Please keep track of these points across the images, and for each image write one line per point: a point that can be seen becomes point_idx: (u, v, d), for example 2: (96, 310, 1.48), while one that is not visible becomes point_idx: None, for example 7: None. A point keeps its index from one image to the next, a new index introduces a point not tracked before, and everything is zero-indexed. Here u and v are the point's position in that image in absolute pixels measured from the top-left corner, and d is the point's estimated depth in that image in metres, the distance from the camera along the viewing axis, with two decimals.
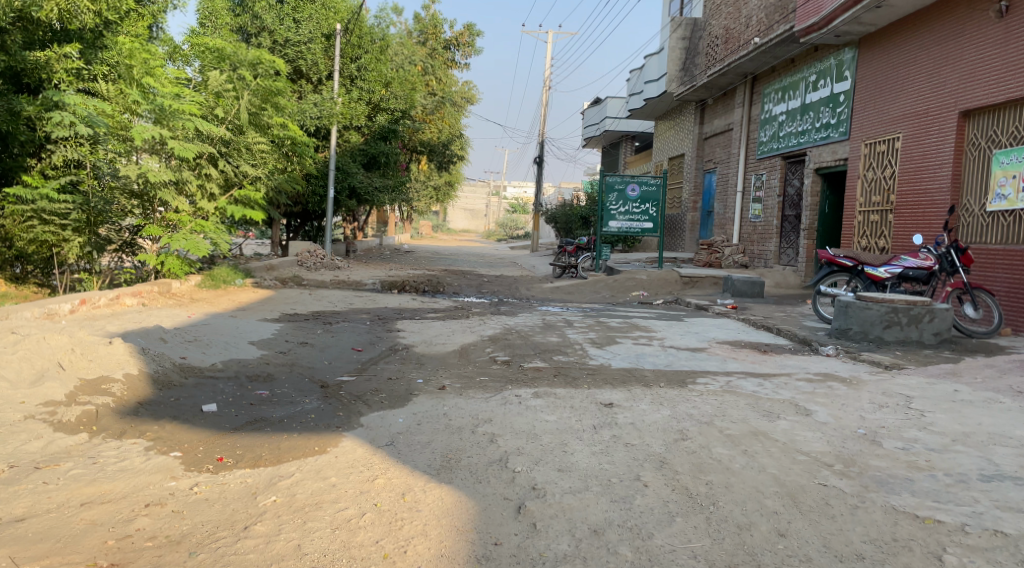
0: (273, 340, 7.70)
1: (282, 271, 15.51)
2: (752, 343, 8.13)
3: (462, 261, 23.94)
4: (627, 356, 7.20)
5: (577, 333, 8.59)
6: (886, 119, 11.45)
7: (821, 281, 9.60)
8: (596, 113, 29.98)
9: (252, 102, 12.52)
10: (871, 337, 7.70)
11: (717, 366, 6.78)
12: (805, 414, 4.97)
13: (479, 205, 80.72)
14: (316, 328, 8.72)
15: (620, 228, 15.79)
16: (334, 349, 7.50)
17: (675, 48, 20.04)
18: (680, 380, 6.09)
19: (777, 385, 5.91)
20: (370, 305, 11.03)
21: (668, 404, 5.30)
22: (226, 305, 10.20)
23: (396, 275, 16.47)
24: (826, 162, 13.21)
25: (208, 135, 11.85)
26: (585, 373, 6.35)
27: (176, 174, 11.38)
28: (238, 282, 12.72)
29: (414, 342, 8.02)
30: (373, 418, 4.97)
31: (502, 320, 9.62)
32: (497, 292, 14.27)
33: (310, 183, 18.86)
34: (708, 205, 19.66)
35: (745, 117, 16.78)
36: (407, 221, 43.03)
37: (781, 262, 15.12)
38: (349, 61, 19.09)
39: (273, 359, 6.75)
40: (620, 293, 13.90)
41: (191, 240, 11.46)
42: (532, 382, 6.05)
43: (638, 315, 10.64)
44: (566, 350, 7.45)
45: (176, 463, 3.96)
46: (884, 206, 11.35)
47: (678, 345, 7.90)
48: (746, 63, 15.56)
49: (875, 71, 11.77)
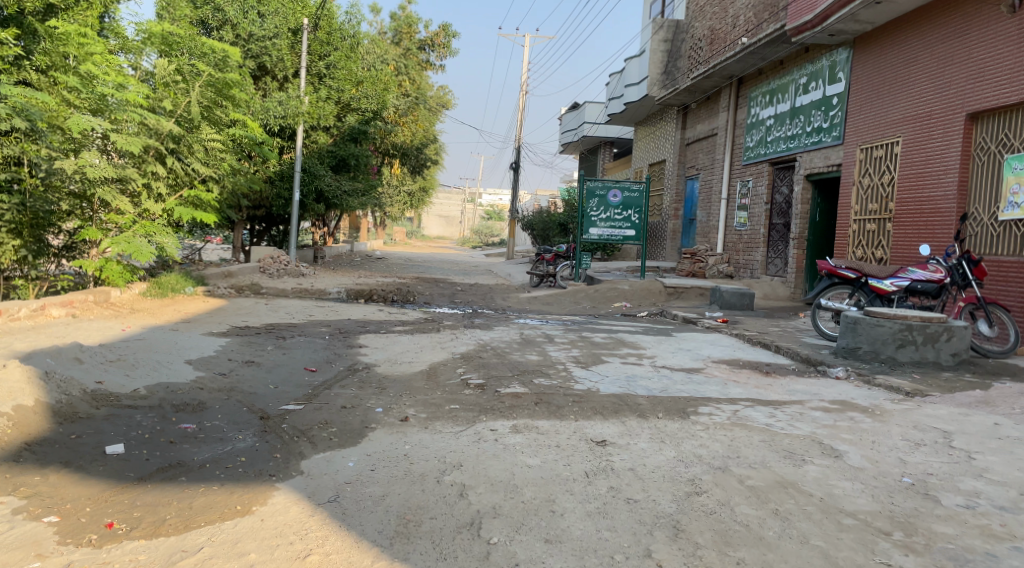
0: (213, 359, 6.77)
1: (241, 278, 14.49)
2: (750, 363, 7.37)
3: (435, 269, 23.01)
4: (617, 379, 6.38)
5: (558, 350, 7.77)
6: (883, 122, 10.83)
7: (821, 294, 8.86)
8: (574, 118, 29.29)
9: (204, 94, 11.55)
10: (883, 357, 6.97)
11: (717, 391, 6.00)
12: (834, 456, 4.19)
13: (454, 212, 79.95)
14: (267, 344, 7.79)
15: (601, 235, 15.04)
16: (283, 369, 6.59)
17: (656, 50, 19.37)
18: (680, 410, 5.29)
19: (792, 416, 5.13)
20: (332, 317, 10.11)
21: (671, 442, 4.48)
22: (170, 317, 9.22)
23: (364, 283, 15.56)
24: (817, 168, 12.56)
25: (156, 129, 10.87)
26: (571, 400, 5.52)
27: (120, 170, 10.35)
28: (188, 291, 11.75)
29: (377, 360, 7.13)
30: (316, 461, 4.08)
31: (475, 335, 8.76)
32: (470, 302, 13.41)
33: (274, 186, 17.80)
34: (690, 212, 18.99)
35: (730, 121, 16.13)
36: (379, 226, 41.96)
37: (768, 272, 14.45)
38: (317, 59, 18.13)
39: (209, 382, 5.83)
40: (601, 304, 13.13)
41: (133, 243, 10.47)
42: (510, 412, 5.21)
43: (621, 329, 9.84)
44: (548, 371, 6.62)
45: (48, 533, 3.12)
46: (882, 214, 10.70)
47: (671, 365, 7.10)
48: (732, 65, 14.92)
49: (872, 72, 11.16)
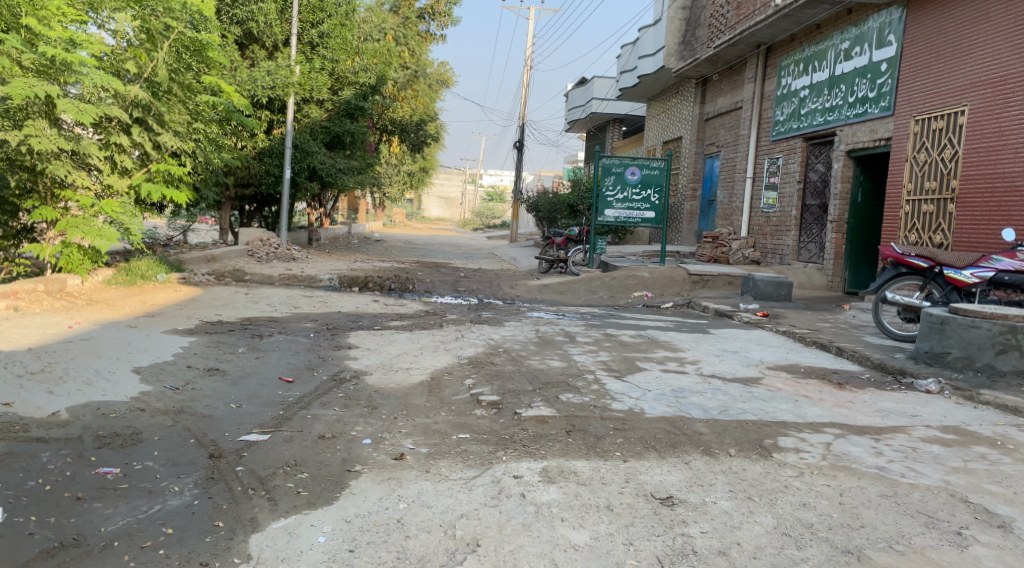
0: (168, 366, 5.54)
1: (224, 263, 13.37)
2: (814, 370, 6.17)
3: (435, 253, 21.76)
4: (662, 394, 5.20)
5: (583, 353, 6.56)
6: (945, 89, 9.57)
7: (885, 286, 7.62)
8: (581, 95, 27.97)
9: (175, 56, 10.16)
10: (978, 366, 5.77)
11: (791, 413, 4.79)
12: (999, 527, 3.04)
13: (454, 193, 78.66)
14: (238, 344, 6.56)
15: (617, 217, 13.80)
16: (253, 380, 5.39)
17: (674, 18, 18.02)
18: (757, 444, 4.09)
19: (905, 454, 3.94)
20: (320, 309, 8.90)
21: (761, 500, 3.29)
22: (132, 310, 7.99)
23: (359, 269, 14.27)
24: (861, 143, 11.30)
25: (121, 95, 9.46)
26: (611, 429, 4.31)
27: (75, 143, 8.93)
28: (161, 278, 10.47)
29: (368, 367, 5.93)
30: (272, 536, 2.92)
31: (484, 333, 7.54)
32: (476, 290, 12.20)
33: (262, 163, 16.50)
34: (708, 193, 17.76)
35: (756, 93, 14.83)
36: (378, 207, 40.57)
37: (800, 259, 13.25)
38: (309, 26, 16.59)
39: (154, 401, 4.63)
40: (619, 294, 11.91)
41: (93, 227, 9.12)
42: (536, 447, 4.00)
43: (649, 325, 8.61)
44: (576, 383, 5.40)
45: None
46: (942, 193, 9.47)
47: (722, 374, 5.91)
48: (762, 30, 13.58)
49: (930, 33, 9.93)
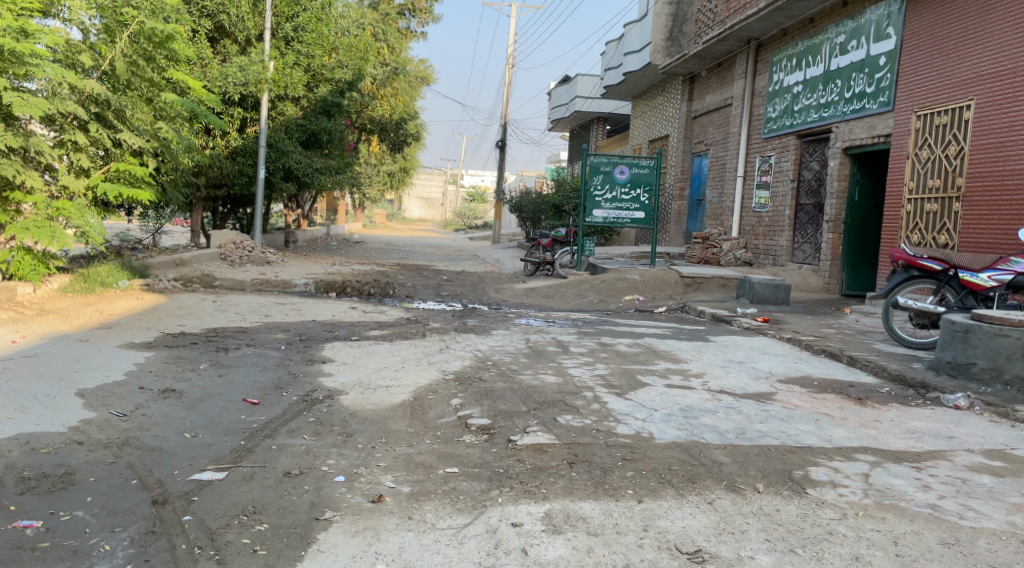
0: (118, 387, 4.94)
1: (193, 267, 12.73)
2: (829, 383, 5.69)
3: (417, 255, 21.16)
4: (670, 414, 4.68)
5: (578, 366, 6.03)
6: (949, 82, 9.18)
7: (897, 290, 7.20)
8: (564, 93, 27.47)
9: (136, 48, 9.52)
10: (1007, 378, 5.29)
11: (816, 436, 4.30)
12: None
13: (435, 194, 77.99)
14: (199, 360, 5.97)
15: (606, 218, 13.31)
16: (214, 402, 4.81)
17: (660, 13, 17.59)
18: (786, 476, 3.58)
19: (957, 488, 3.46)
20: (294, 318, 8.32)
21: (805, 554, 2.80)
22: (88, 320, 7.35)
23: (336, 273, 13.68)
24: (858, 140, 10.89)
25: (77, 89, 8.79)
26: (619, 459, 3.79)
27: (25, 140, 8.24)
28: (122, 284, 9.81)
29: (344, 385, 5.37)
30: None
31: (470, 343, 7.00)
32: (459, 295, 11.63)
33: (236, 162, 15.84)
34: (697, 193, 17.34)
35: (746, 89, 14.42)
36: (359, 208, 39.91)
37: (795, 260, 12.84)
38: (284, 20, 15.98)
39: (95, 432, 4.04)
40: (610, 297, 11.42)
41: (45, 229, 8.45)
42: (536, 484, 3.46)
43: (645, 332, 8.11)
44: (575, 403, 4.87)
45: None
46: (947, 191, 9.07)
47: (731, 389, 5.41)
48: (753, 24, 13.15)
49: (932, 24, 9.52)
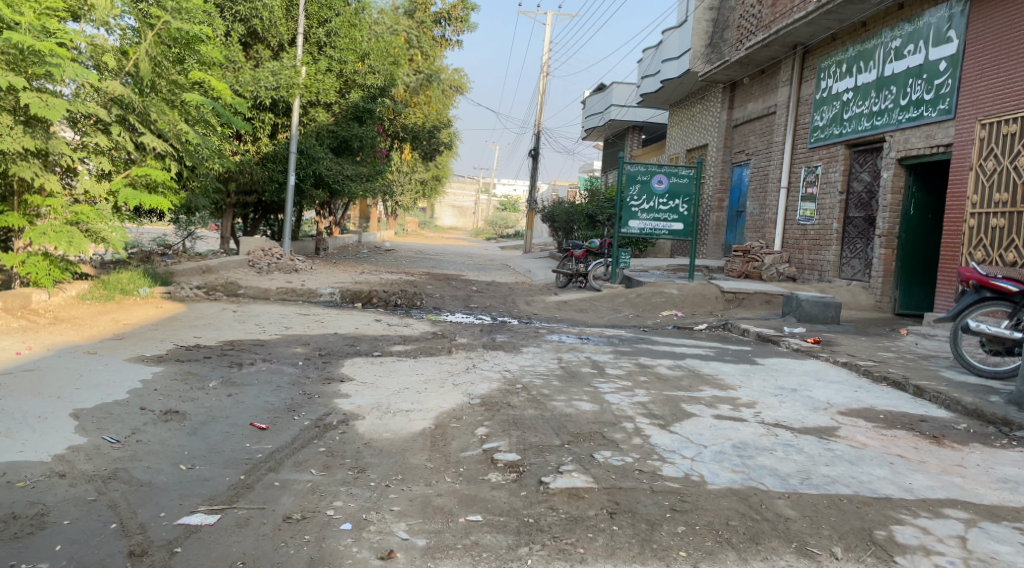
0: (117, 408, 4.56)
1: (219, 275, 12.50)
2: (898, 417, 5.10)
3: (448, 264, 20.76)
4: (723, 453, 4.15)
5: (616, 392, 5.51)
6: (1018, 87, 8.50)
7: (966, 313, 6.56)
8: (599, 102, 26.97)
9: (161, 49, 9.22)
10: None
11: (894, 484, 3.74)
12: None
13: (467, 203, 77.79)
14: (210, 377, 5.57)
15: (642, 229, 12.78)
16: (217, 427, 4.39)
17: (701, 19, 17.01)
18: (866, 539, 3.04)
19: None
20: (315, 330, 7.93)
21: None
22: (101, 331, 7.04)
23: (363, 282, 13.28)
24: (915, 150, 10.23)
25: (101, 90, 8.51)
26: (667, 510, 3.29)
27: (46, 142, 7.97)
28: (144, 292, 9.52)
29: (360, 409, 4.93)
30: None
31: (498, 362, 6.51)
32: (489, 308, 11.16)
33: (266, 168, 15.61)
34: (737, 204, 16.71)
35: (791, 97, 13.80)
36: (391, 216, 39.74)
37: (843, 275, 12.18)
38: (316, 24, 15.73)
39: (82, 461, 3.64)
40: (647, 312, 10.87)
41: (63, 235, 8.17)
42: (572, 541, 2.97)
43: (687, 352, 7.55)
44: (614, 436, 4.37)
45: None
46: (1015, 205, 8.39)
47: (788, 423, 4.86)
48: (801, 29, 12.54)
49: (1001, 25, 8.86)
